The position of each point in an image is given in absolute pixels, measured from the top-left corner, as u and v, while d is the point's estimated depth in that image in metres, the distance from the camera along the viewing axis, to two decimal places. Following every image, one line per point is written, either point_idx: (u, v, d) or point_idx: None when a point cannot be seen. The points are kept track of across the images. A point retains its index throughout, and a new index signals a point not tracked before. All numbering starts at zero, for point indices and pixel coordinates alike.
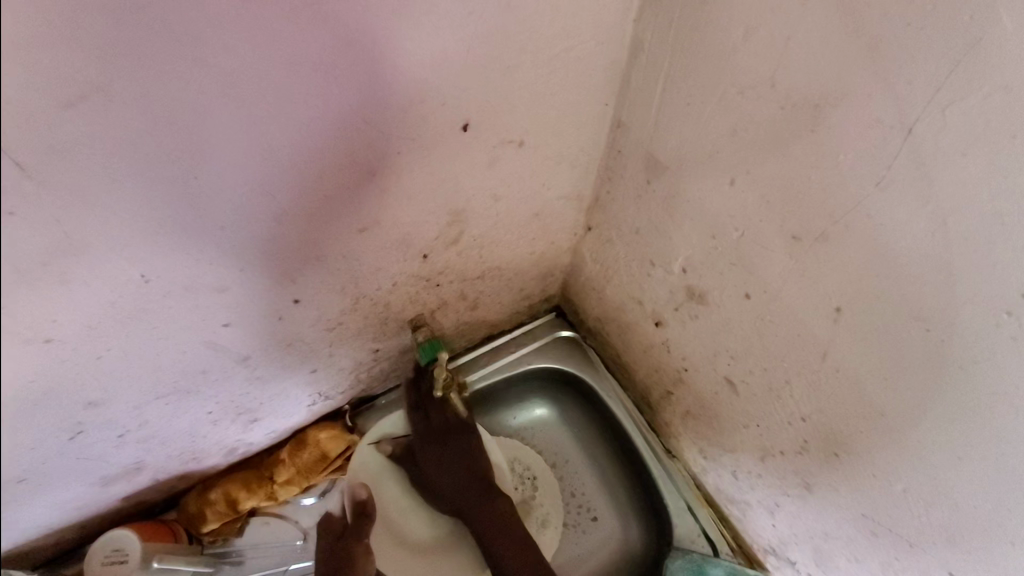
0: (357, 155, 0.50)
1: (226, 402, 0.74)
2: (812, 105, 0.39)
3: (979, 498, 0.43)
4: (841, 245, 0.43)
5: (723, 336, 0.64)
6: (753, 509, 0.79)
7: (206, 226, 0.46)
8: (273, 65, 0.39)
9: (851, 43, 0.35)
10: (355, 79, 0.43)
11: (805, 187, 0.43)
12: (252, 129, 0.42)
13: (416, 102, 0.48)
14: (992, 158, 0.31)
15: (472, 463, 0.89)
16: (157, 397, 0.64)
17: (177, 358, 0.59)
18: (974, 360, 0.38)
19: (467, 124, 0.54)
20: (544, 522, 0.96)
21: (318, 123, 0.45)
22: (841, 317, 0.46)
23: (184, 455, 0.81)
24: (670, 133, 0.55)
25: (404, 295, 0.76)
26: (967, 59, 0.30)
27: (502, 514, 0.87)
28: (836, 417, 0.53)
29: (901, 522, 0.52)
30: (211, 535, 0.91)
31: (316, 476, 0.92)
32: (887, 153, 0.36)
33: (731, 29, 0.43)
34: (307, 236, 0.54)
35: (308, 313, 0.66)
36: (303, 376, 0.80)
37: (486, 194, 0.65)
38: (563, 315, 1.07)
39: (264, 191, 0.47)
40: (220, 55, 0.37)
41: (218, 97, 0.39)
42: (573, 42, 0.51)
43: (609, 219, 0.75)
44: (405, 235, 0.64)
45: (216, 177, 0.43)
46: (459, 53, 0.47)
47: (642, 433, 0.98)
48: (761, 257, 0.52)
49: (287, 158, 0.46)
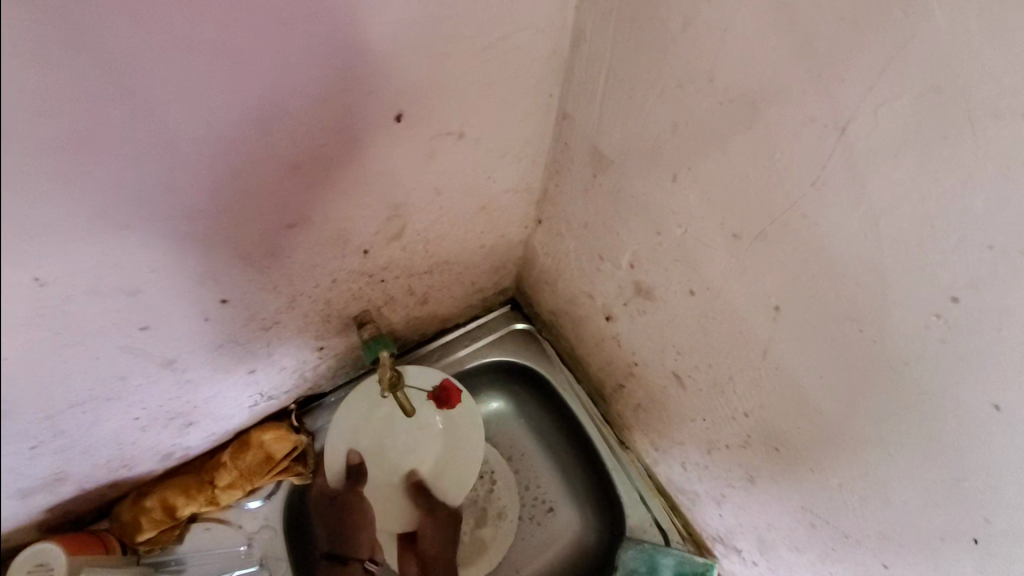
0: (277, 147, 0.46)
1: (155, 407, 0.70)
2: (750, 102, 0.38)
3: (912, 494, 0.44)
4: (779, 244, 0.42)
5: (669, 331, 0.64)
6: (701, 500, 0.80)
7: (106, 226, 0.42)
8: (165, 46, 0.35)
9: (785, 38, 0.34)
10: (265, 65, 0.40)
11: (744, 184, 0.42)
12: (148, 116, 0.38)
13: (340, 92, 0.45)
14: (923, 157, 0.31)
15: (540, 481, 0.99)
16: (73, 405, 0.59)
17: (92, 364, 0.55)
18: (906, 362, 0.38)
19: (400, 114, 0.51)
20: (522, 486, 0.99)
21: (230, 113, 0.41)
22: (779, 316, 0.46)
23: (113, 464, 0.76)
24: (615, 126, 0.53)
25: (346, 291, 0.72)
26: (899, 57, 0.29)
27: (539, 516, 0.97)
28: (776, 412, 0.53)
29: (838, 516, 0.53)
30: (147, 544, 0.85)
31: (260, 479, 0.87)
32: (822, 152, 0.35)
33: (669, 20, 0.41)
34: (229, 232, 0.51)
35: (239, 312, 0.62)
36: (240, 378, 0.76)
37: (427, 187, 0.62)
38: (518, 306, 1.05)
39: (172, 184, 0.43)
40: (98, 36, 0.33)
41: (103, 82, 0.34)
42: (513, 28, 0.48)
43: (558, 212, 0.74)
44: (344, 229, 0.60)
45: (112, 173, 0.39)
46: (386, 38, 0.43)
47: (596, 426, 0.98)
48: (703, 254, 0.51)
49: (197, 151, 0.42)
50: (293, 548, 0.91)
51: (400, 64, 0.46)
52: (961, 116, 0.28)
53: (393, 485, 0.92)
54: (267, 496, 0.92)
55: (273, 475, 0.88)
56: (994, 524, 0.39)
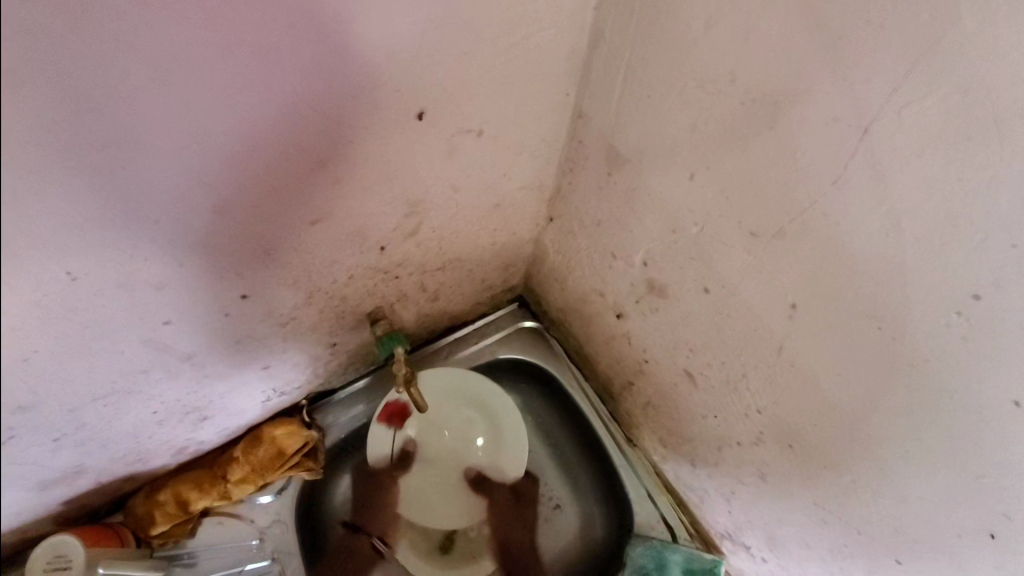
0: (304, 144, 0.47)
1: (172, 401, 0.70)
2: (771, 103, 0.39)
3: (928, 489, 0.44)
4: (797, 242, 0.43)
5: (682, 329, 0.64)
6: (710, 497, 0.81)
7: (137, 220, 0.43)
8: (202, 44, 0.36)
9: (809, 40, 0.35)
10: (298, 66, 0.41)
11: (763, 184, 0.43)
12: (186, 114, 0.39)
13: (367, 91, 0.46)
14: (948, 157, 0.31)
15: (546, 478, 1.00)
16: (95, 398, 0.60)
17: (116, 358, 0.56)
18: (924, 359, 0.39)
19: (423, 112, 0.51)
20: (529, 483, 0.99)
21: (261, 110, 0.42)
22: (796, 314, 0.47)
23: (129, 457, 0.77)
24: (632, 125, 0.54)
25: (361, 288, 0.73)
26: (925, 59, 0.30)
27: (546, 513, 0.98)
28: (790, 409, 0.54)
29: (851, 512, 0.53)
30: (160, 537, 0.86)
31: (272, 474, 0.87)
32: (844, 152, 0.36)
33: (691, 21, 0.42)
34: (252, 228, 0.51)
35: (258, 308, 0.63)
36: (255, 373, 0.76)
37: (445, 184, 0.63)
38: (526, 305, 1.06)
39: (202, 179, 0.44)
40: (143, 35, 0.33)
41: (146, 80, 0.35)
42: (535, 28, 0.49)
43: (571, 210, 0.74)
44: (362, 226, 0.61)
45: (146, 168, 0.40)
46: (413, 38, 0.44)
47: (604, 424, 0.99)
48: (720, 252, 0.51)
49: (228, 148, 0.43)
50: (304, 541, 0.91)
51: (426, 63, 0.47)
52: (988, 118, 0.29)
53: (422, 473, 0.95)
54: (278, 491, 0.92)
55: (285, 470, 0.88)
56: (1012, 518, 0.39)
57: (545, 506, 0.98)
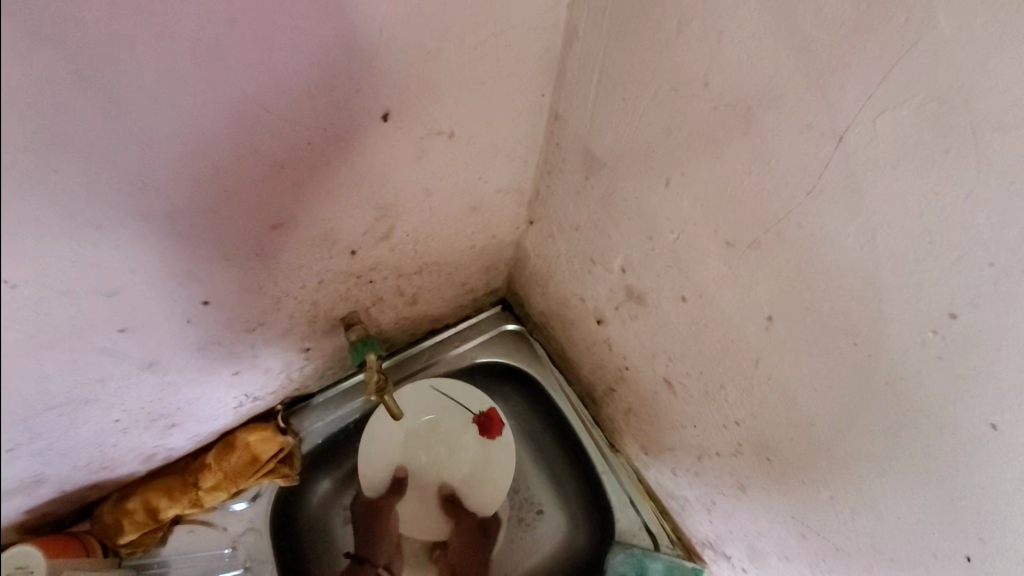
0: (259, 146, 0.45)
1: (136, 409, 0.68)
2: (744, 108, 0.37)
3: (904, 510, 0.43)
4: (773, 253, 0.41)
5: (661, 337, 0.63)
6: (691, 506, 0.79)
7: (79, 226, 0.40)
8: (139, 43, 0.34)
9: (783, 43, 0.33)
10: (245, 65, 0.38)
11: (739, 192, 0.41)
12: (123, 117, 0.36)
13: (325, 90, 0.44)
14: (924, 169, 0.30)
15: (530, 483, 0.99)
16: (49, 408, 0.57)
17: (68, 367, 0.53)
18: (902, 378, 0.37)
19: (388, 114, 0.49)
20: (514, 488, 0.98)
21: (209, 111, 0.40)
22: (772, 326, 0.45)
23: (93, 465, 0.74)
24: (608, 128, 0.52)
25: (333, 292, 0.71)
26: (901, 65, 0.28)
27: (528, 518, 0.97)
28: (767, 423, 0.52)
29: (829, 528, 0.52)
30: (129, 546, 0.84)
31: (245, 480, 0.85)
32: (818, 160, 0.34)
33: (665, 20, 0.40)
34: (210, 234, 0.49)
35: (223, 314, 0.61)
36: (224, 379, 0.74)
37: (416, 187, 0.60)
38: (509, 307, 1.04)
39: (148, 185, 0.41)
40: (70, 33, 0.31)
41: (76, 81, 0.33)
42: (505, 26, 0.47)
43: (550, 214, 0.72)
44: (330, 230, 0.59)
45: (83, 173, 0.37)
46: (372, 36, 0.42)
47: (587, 430, 0.97)
48: (696, 261, 0.50)
49: (175, 151, 0.40)
50: (280, 550, 0.90)
51: (388, 63, 0.45)
52: (964, 129, 0.27)
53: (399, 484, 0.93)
54: (252, 498, 0.90)
55: (259, 477, 0.87)
56: (988, 543, 0.38)
57: (527, 511, 0.97)
